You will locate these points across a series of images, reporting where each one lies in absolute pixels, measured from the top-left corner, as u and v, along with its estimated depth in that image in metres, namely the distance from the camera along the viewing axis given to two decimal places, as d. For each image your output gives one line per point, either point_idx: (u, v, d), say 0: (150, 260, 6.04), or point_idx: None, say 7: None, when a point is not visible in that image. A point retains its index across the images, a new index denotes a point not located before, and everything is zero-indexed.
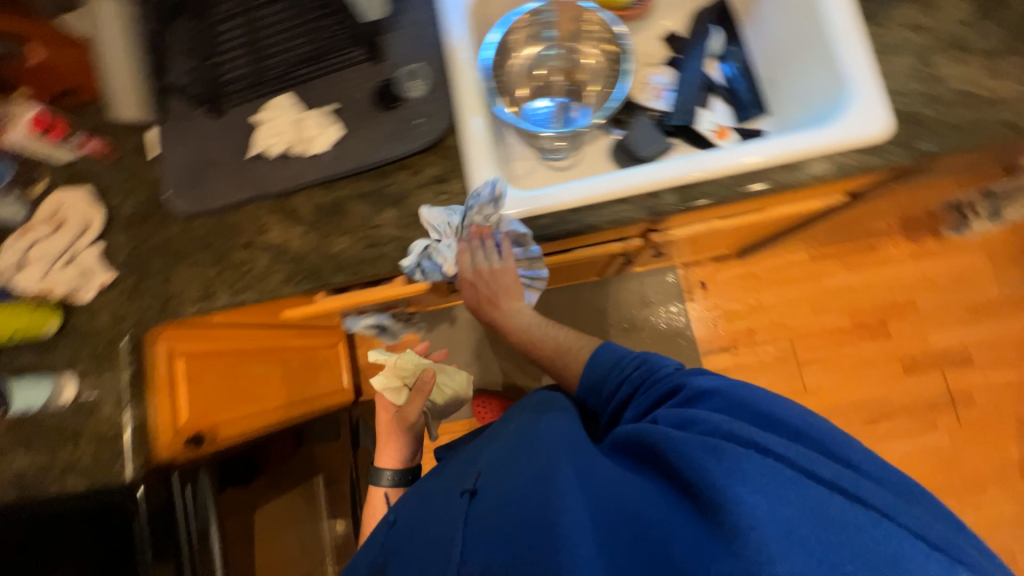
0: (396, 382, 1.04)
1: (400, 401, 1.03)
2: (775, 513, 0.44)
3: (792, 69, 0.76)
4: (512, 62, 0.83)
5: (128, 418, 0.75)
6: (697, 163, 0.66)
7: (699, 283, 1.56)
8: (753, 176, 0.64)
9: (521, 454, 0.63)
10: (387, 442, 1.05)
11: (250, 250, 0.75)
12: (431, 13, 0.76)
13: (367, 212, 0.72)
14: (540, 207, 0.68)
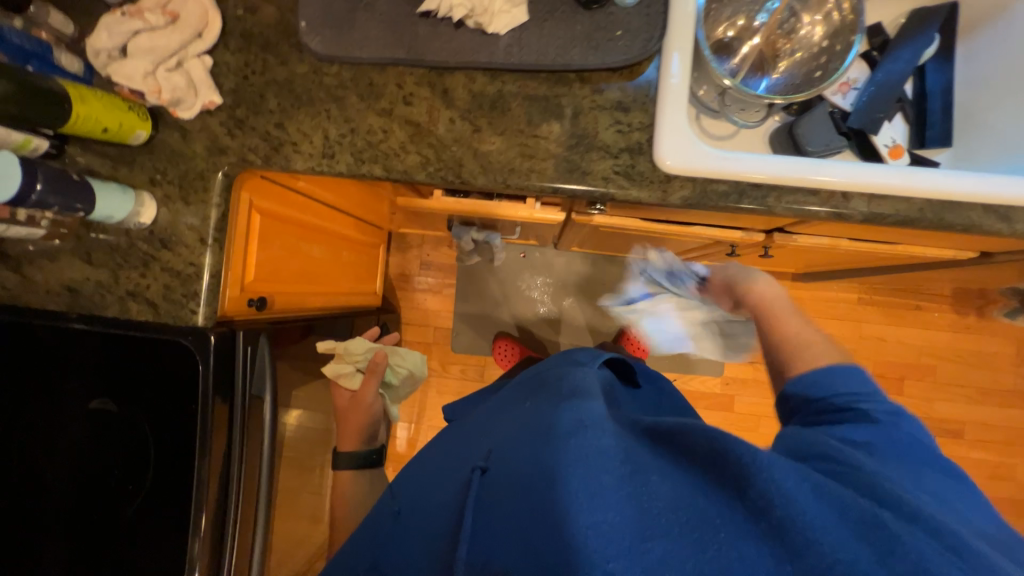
0: (349, 368, 1.05)
1: (354, 386, 1.07)
2: (817, 501, 0.39)
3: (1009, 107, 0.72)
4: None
5: (206, 263, 0.69)
6: (884, 173, 0.61)
7: None
8: (946, 206, 0.61)
9: (528, 431, 0.61)
10: (348, 422, 1.08)
11: (386, 119, 0.66)
12: None
13: (533, 118, 0.65)
14: (728, 173, 0.61)
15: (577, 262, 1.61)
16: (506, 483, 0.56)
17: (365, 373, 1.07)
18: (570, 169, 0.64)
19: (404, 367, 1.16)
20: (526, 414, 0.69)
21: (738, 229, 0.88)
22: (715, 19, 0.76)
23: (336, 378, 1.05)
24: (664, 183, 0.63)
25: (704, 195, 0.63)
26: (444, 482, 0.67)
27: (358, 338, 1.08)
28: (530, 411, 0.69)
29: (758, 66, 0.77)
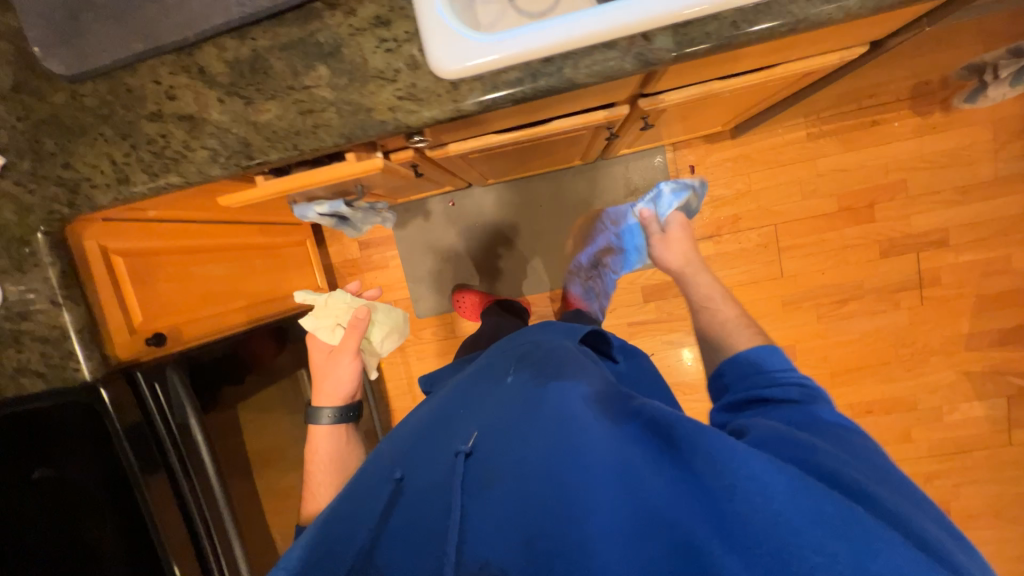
0: (329, 321, 1.01)
1: (334, 341, 1.00)
2: (786, 495, 0.44)
3: None
4: None
5: (67, 322, 0.70)
6: None
7: (688, 167, 1.48)
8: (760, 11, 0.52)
9: (522, 418, 0.61)
10: (326, 376, 0.99)
11: (160, 122, 0.62)
12: None
13: (296, 68, 0.59)
14: (512, 58, 0.55)
15: (511, 192, 1.55)
16: (505, 477, 0.55)
17: (343, 326, 1.00)
18: (353, 112, 0.59)
19: (385, 326, 1.08)
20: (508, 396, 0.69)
21: (600, 111, 0.81)
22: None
23: (315, 333, 1.00)
24: (451, 92, 0.57)
25: (497, 89, 0.56)
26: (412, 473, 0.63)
27: (339, 291, 1.04)
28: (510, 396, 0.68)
29: None
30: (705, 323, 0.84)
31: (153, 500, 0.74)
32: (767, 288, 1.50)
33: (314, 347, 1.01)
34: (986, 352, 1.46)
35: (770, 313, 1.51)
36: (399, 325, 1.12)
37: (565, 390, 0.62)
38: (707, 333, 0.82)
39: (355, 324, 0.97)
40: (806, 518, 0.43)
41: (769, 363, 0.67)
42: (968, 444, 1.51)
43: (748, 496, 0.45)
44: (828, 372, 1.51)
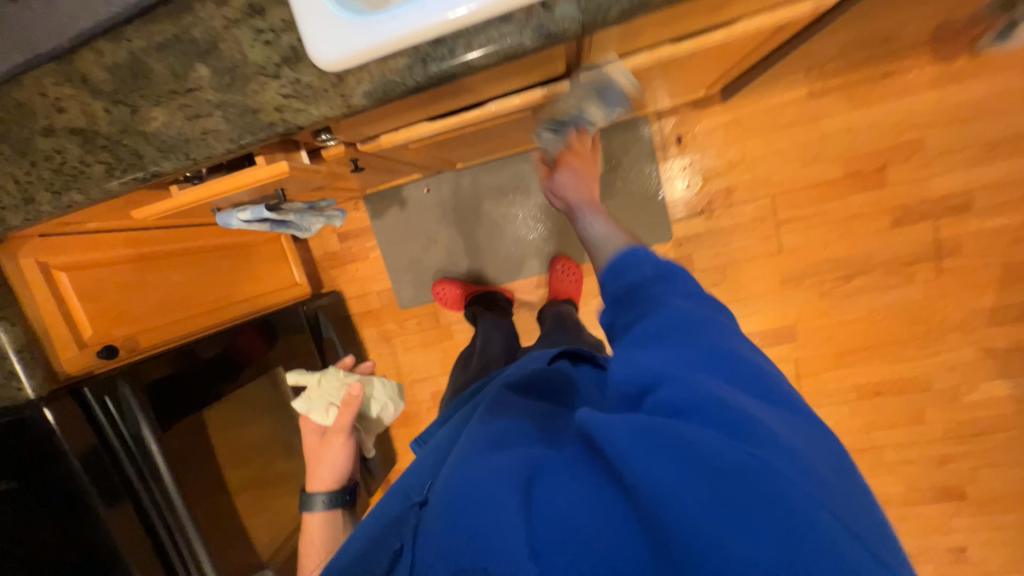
0: (323, 401, 0.89)
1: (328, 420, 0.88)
2: (683, 475, 0.41)
3: None
4: None
5: (4, 342, 0.70)
6: None
7: (675, 138, 1.37)
8: None
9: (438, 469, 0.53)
10: (318, 462, 0.85)
11: (53, 137, 0.59)
12: None
13: (176, 70, 0.54)
14: (397, 42, 0.48)
15: (485, 174, 1.47)
16: (443, 517, 0.46)
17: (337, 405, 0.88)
18: (239, 115, 0.54)
19: (381, 399, 0.96)
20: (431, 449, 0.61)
21: (539, 90, 0.73)
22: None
23: (307, 415, 0.88)
24: (337, 86, 0.52)
25: (385, 79, 0.50)
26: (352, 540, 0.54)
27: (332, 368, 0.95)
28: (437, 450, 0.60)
29: None
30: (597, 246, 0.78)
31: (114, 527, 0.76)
32: (764, 265, 1.40)
33: (304, 430, 0.89)
34: (1013, 326, 1.33)
35: (767, 291, 1.41)
36: (398, 398, 1.00)
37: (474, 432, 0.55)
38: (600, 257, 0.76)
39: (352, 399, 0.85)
40: (716, 503, 0.39)
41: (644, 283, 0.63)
42: (990, 425, 1.39)
43: (672, 503, 0.40)
44: (833, 352, 1.42)
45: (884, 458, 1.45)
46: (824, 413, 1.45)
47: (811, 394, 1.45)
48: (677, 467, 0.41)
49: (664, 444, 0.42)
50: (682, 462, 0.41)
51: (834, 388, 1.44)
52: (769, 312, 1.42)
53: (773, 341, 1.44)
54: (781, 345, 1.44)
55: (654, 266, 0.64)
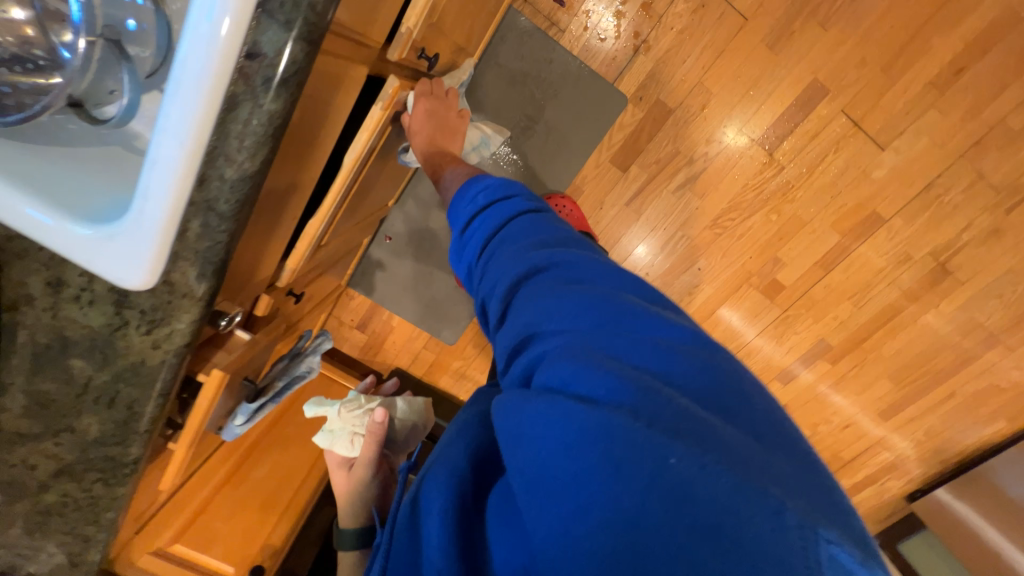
0: (346, 433, 0.86)
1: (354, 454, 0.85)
2: (556, 472, 0.39)
3: None
4: None
5: None
6: None
7: (555, 3, 1.14)
8: None
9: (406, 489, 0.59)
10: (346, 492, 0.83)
11: (52, 489, 0.60)
12: None
13: (64, 379, 0.51)
14: (171, 216, 0.40)
15: (420, 185, 1.36)
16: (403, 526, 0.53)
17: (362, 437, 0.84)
18: (135, 373, 0.50)
19: (407, 421, 0.92)
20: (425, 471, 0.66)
21: (374, 108, 0.61)
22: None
23: (332, 449, 0.85)
24: (174, 288, 0.45)
25: (201, 252, 0.43)
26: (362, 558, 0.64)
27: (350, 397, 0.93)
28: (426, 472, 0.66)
29: None
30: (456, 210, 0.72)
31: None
32: (739, 46, 1.15)
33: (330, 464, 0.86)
34: None
35: (762, 68, 1.16)
36: (418, 418, 0.94)
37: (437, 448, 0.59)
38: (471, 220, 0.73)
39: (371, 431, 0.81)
40: (583, 493, 0.37)
41: (482, 229, 0.63)
42: None
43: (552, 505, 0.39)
44: (880, 70, 1.14)
45: (1012, 130, 1.16)
46: (911, 137, 1.19)
47: (884, 130, 1.19)
48: (548, 466, 0.39)
49: (533, 439, 0.41)
50: (550, 456, 0.39)
51: (906, 104, 1.16)
52: (779, 87, 1.17)
53: (806, 111, 1.19)
54: (816, 108, 1.18)
55: (495, 210, 0.62)
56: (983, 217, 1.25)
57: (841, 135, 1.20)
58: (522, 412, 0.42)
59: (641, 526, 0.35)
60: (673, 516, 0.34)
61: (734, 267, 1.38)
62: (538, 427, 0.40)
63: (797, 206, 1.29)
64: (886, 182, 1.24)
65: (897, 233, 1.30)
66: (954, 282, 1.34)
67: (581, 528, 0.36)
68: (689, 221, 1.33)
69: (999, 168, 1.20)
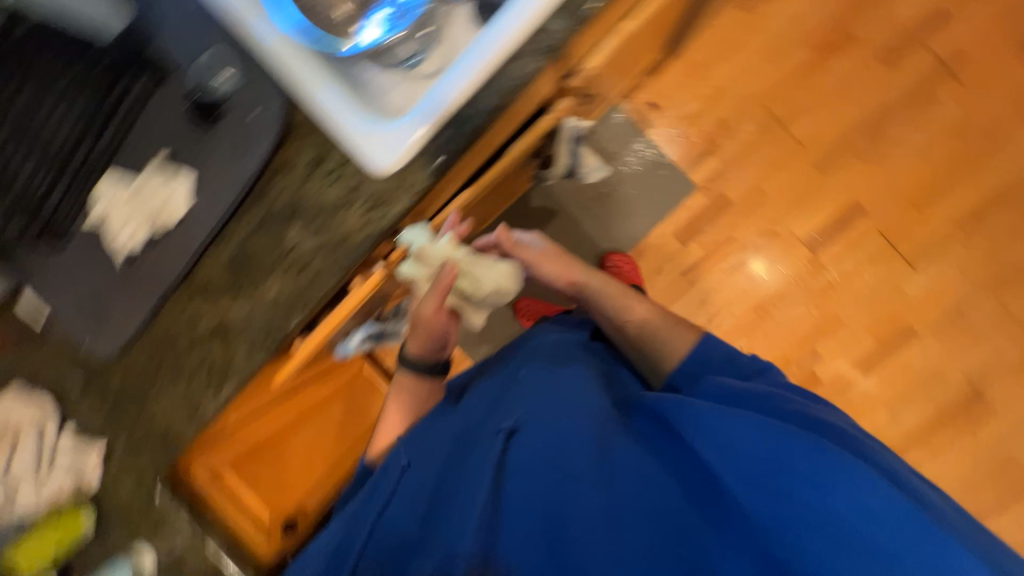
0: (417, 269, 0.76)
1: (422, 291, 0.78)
2: (749, 453, 0.55)
3: None
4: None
5: (216, 549, 0.76)
6: None
7: (649, 105, 1.43)
8: None
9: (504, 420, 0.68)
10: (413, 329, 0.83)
11: (199, 346, 0.68)
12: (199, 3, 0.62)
13: (277, 239, 0.63)
14: (440, 121, 0.57)
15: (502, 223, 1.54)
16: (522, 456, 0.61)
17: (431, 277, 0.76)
18: (338, 243, 0.62)
19: (478, 281, 0.81)
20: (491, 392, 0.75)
21: (547, 114, 0.80)
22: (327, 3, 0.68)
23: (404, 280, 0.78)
24: (405, 177, 0.61)
25: (442, 153, 0.60)
26: (395, 454, 0.73)
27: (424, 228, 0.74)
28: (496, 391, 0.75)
29: None
30: (620, 313, 0.81)
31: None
32: (793, 164, 1.40)
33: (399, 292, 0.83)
34: None
35: (811, 184, 1.40)
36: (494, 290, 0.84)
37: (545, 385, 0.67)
38: (635, 342, 0.79)
39: (441, 281, 0.75)
40: (766, 489, 0.53)
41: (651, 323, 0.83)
42: None
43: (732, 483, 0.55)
44: (910, 203, 1.36)
45: None
46: (939, 263, 1.36)
47: (915, 253, 1.37)
48: (747, 457, 0.55)
49: (738, 433, 0.56)
50: (753, 455, 0.55)
51: (933, 235, 1.36)
52: (824, 202, 1.40)
53: (847, 224, 1.39)
54: (855, 223, 1.39)
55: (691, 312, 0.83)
56: (1011, 350, 1.36)
57: (877, 250, 1.39)
58: (731, 416, 0.57)
59: (812, 514, 0.51)
60: (829, 526, 0.51)
61: (774, 352, 1.46)
62: (750, 433, 0.55)
63: (836, 306, 1.42)
64: (918, 299, 1.38)
65: (930, 349, 1.39)
66: (988, 409, 1.39)
67: (758, 505, 0.53)
68: (735, 300, 1.47)
69: (1020, 306, 1.35)
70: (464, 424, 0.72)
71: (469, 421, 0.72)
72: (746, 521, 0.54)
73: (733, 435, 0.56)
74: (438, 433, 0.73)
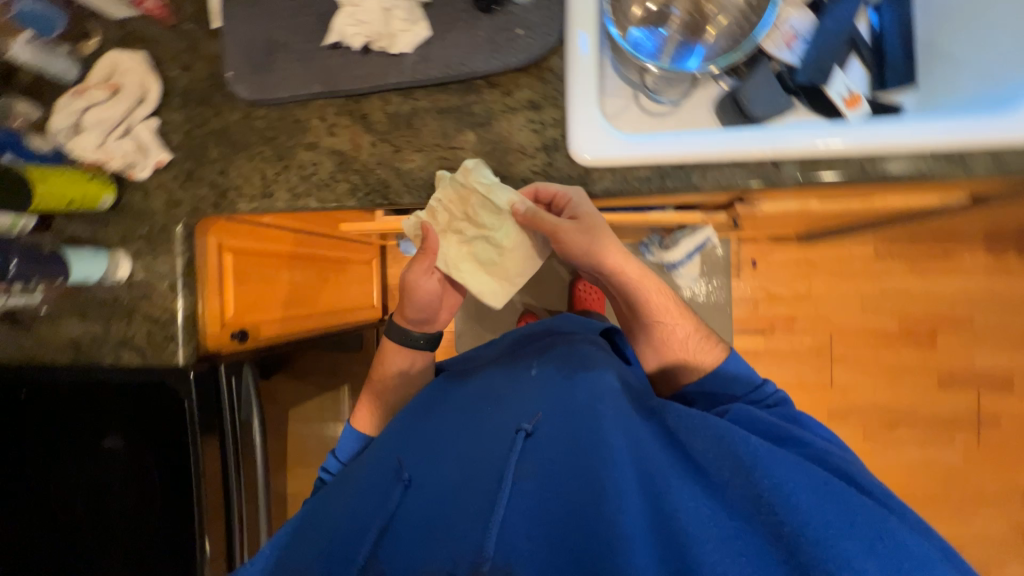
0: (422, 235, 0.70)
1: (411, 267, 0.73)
2: (802, 491, 0.50)
3: (962, 49, 0.67)
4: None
5: (180, 307, 0.76)
6: (795, 136, 0.59)
7: (750, 260, 1.46)
8: (882, 158, 0.58)
9: (525, 415, 0.68)
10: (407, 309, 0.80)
11: (315, 153, 0.69)
12: None
13: (447, 132, 0.65)
14: (647, 158, 0.60)
15: None
16: (537, 470, 0.61)
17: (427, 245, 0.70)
18: (490, 175, 0.64)
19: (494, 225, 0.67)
20: (524, 386, 0.75)
21: (697, 211, 0.84)
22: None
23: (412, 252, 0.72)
24: (584, 175, 0.62)
25: (625, 182, 0.62)
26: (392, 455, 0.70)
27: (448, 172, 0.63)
28: (533, 384, 0.75)
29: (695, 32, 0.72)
30: (664, 342, 0.82)
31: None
32: (813, 395, 1.46)
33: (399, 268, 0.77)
34: None
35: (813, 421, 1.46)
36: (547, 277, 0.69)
37: (580, 393, 0.69)
38: (667, 370, 0.84)
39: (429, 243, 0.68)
40: (823, 522, 0.48)
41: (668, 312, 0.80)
42: None
43: (780, 514, 0.49)
44: None
45: None
46: None
47: None
48: (799, 490, 0.51)
49: (783, 463, 0.54)
50: (803, 491, 0.51)
51: None
52: None
53: None
54: None
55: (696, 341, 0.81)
56: None
57: None
58: (768, 449, 0.55)
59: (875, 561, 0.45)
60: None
61: None
62: (792, 465, 0.54)
63: None
64: None
65: None
66: None
67: (810, 538, 0.47)
68: None
69: None
70: (460, 416, 0.74)
71: (491, 399, 0.76)
72: (822, 557, 0.46)
73: (782, 468, 0.53)
74: (427, 429, 0.73)
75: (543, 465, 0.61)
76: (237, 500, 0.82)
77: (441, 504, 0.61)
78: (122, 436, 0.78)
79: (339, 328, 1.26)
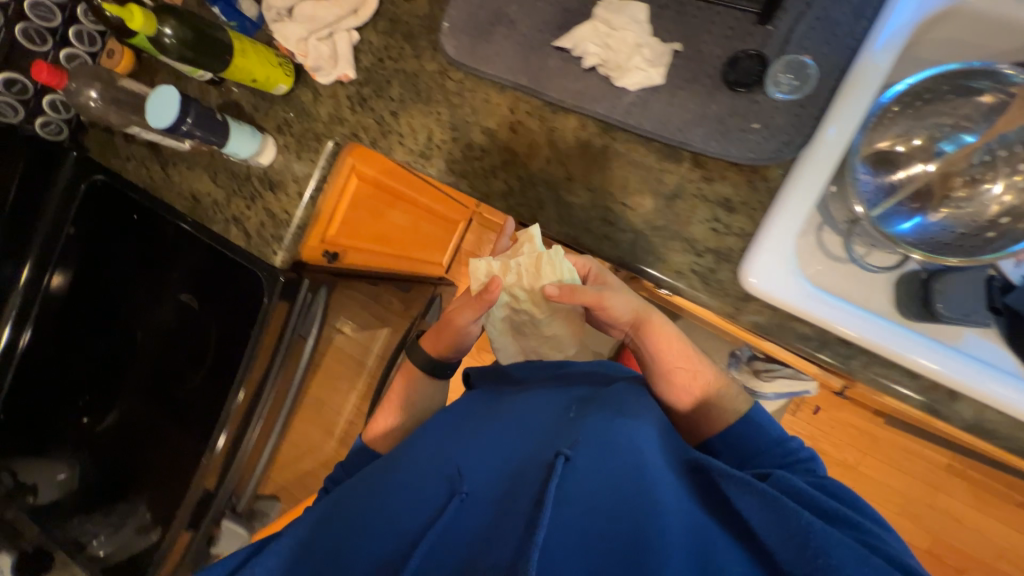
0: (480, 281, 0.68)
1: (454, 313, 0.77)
2: None
3: None
4: (898, 123, 0.62)
5: (297, 215, 0.76)
6: (982, 375, 0.51)
7: (814, 406, 1.37)
8: None
9: (565, 441, 0.58)
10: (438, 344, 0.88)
11: (490, 139, 0.66)
12: (851, 11, 0.55)
13: (627, 185, 0.61)
14: (820, 319, 0.54)
15: None
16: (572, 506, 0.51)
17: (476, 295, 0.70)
18: (648, 248, 0.60)
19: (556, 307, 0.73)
20: (565, 415, 0.65)
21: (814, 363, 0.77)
22: (882, 132, 0.62)
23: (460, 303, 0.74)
24: (741, 297, 0.58)
25: (781, 326, 0.57)
26: (430, 471, 0.63)
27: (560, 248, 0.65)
28: (578, 413, 0.64)
29: (931, 204, 0.62)
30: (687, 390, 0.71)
31: (9, 322, 0.89)
32: None
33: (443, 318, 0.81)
34: None
35: None
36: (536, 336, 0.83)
37: (621, 433, 0.59)
38: (694, 417, 0.72)
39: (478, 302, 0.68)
40: None
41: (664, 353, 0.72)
42: None
43: None
44: None
45: None
46: None
47: None
48: None
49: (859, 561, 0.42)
50: None
51: None
52: None
53: None
54: None
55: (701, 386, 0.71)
56: None
57: None
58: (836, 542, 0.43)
59: None
60: None
61: None
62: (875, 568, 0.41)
63: None
64: None
65: None
66: None
67: None
68: None
69: None
70: (498, 427, 0.67)
71: (522, 418, 0.67)
72: None
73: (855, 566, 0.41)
74: (461, 438, 0.68)
75: (582, 507, 0.52)
76: (268, 392, 0.82)
77: (474, 532, 0.52)
78: (196, 295, 0.83)
79: (408, 275, 1.28)
